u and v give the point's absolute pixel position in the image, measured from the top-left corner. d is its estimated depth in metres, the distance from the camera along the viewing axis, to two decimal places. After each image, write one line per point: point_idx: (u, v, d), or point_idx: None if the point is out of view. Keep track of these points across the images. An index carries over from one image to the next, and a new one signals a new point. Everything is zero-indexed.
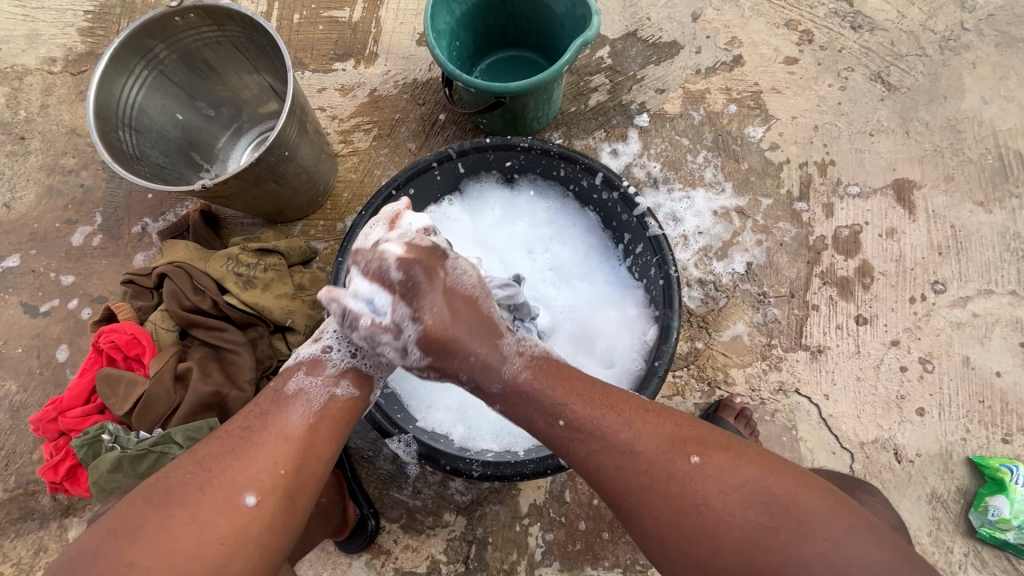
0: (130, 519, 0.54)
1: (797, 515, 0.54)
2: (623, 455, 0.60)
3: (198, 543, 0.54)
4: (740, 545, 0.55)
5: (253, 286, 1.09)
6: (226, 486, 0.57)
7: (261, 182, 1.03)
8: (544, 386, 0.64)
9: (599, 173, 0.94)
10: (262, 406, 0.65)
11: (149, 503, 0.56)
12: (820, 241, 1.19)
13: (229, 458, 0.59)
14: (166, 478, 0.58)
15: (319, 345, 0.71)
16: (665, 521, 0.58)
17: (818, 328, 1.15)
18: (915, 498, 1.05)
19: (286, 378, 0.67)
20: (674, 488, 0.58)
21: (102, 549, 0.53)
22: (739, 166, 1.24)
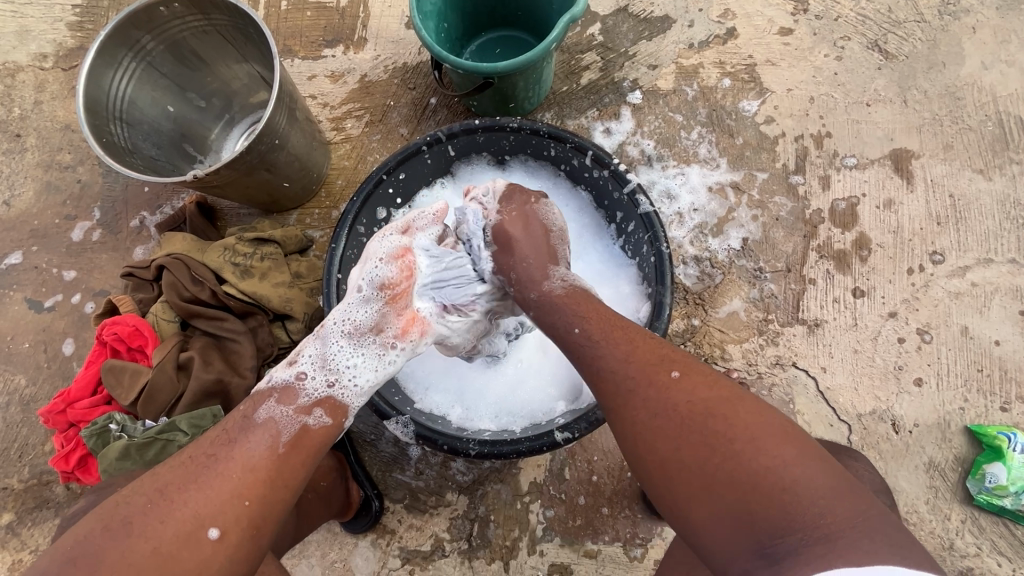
0: (91, 547, 0.55)
1: (763, 429, 0.57)
2: (617, 362, 0.66)
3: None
4: (707, 448, 0.57)
5: (250, 276, 1.10)
6: (185, 520, 0.56)
7: (253, 172, 1.03)
8: (568, 305, 0.74)
9: (589, 152, 0.93)
10: (228, 433, 0.63)
11: (110, 533, 0.55)
12: (816, 215, 1.19)
13: (187, 488, 0.58)
14: (127, 504, 0.57)
15: (294, 367, 0.70)
16: (642, 420, 0.62)
17: (815, 302, 1.14)
18: (912, 467, 1.06)
19: (257, 406, 0.65)
20: (653, 391, 0.62)
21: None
22: (734, 141, 1.23)
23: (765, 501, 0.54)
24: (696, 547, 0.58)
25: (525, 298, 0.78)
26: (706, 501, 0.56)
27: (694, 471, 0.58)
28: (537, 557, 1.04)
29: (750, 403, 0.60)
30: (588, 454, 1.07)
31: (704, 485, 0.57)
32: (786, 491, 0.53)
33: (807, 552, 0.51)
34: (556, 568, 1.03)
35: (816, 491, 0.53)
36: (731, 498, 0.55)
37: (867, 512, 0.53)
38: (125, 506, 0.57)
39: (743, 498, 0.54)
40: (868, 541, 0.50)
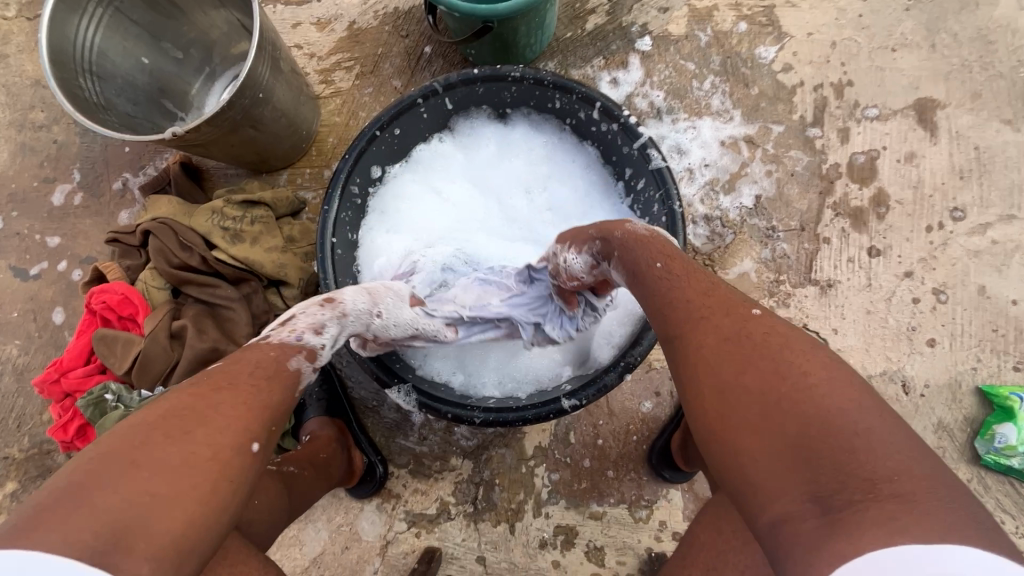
0: (138, 453, 0.47)
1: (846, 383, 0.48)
2: (693, 293, 0.59)
3: (189, 488, 0.47)
4: (771, 375, 0.49)
5: (240, 240, 1.05)
6: (219, 429, 0.51)
7: (236, 130, 0.96)
8: (657, 244, 0.66)
9: (598, 103, 0.87)
10: (261, 369, 0.58)
11: (159, 441, 0.48)
12: (834, 169, 1.13)
13: (215, 402, 0.52)
14: (162, 416, 0.50)
15: (311, 336, 0.65)
16: (708, 343, 0.54)
17: (828, 262, 1.10)
18: (922, 428, 1.04)
19: (286, 355, 0.61)
20: (723, 319, 0.55)
21: (104, 487, 0.45)
22: (749, 91, 1.16)
23: (825, 439, 0.44)
24: (732, 488, 0.48)
25: (608, 236, 0.69)
26: (761, 429, 0.47)
27: (753, 396, 0.49)
28: (543, 519, 1.04)
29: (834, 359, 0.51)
30: (594, 418, 1.05)
31: (761, 412, 0.48)
32: (860, 442, 0.43)
33: (866, 502, 0.41)
34: (561, 530, 1.03)
35: (887, 450, 0.43)
36: (789, 430, 0.46)
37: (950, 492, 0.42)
38: (135, 425, 0.49)
39: (802, 437, 0.45)
40: (946, 516, 0.39)
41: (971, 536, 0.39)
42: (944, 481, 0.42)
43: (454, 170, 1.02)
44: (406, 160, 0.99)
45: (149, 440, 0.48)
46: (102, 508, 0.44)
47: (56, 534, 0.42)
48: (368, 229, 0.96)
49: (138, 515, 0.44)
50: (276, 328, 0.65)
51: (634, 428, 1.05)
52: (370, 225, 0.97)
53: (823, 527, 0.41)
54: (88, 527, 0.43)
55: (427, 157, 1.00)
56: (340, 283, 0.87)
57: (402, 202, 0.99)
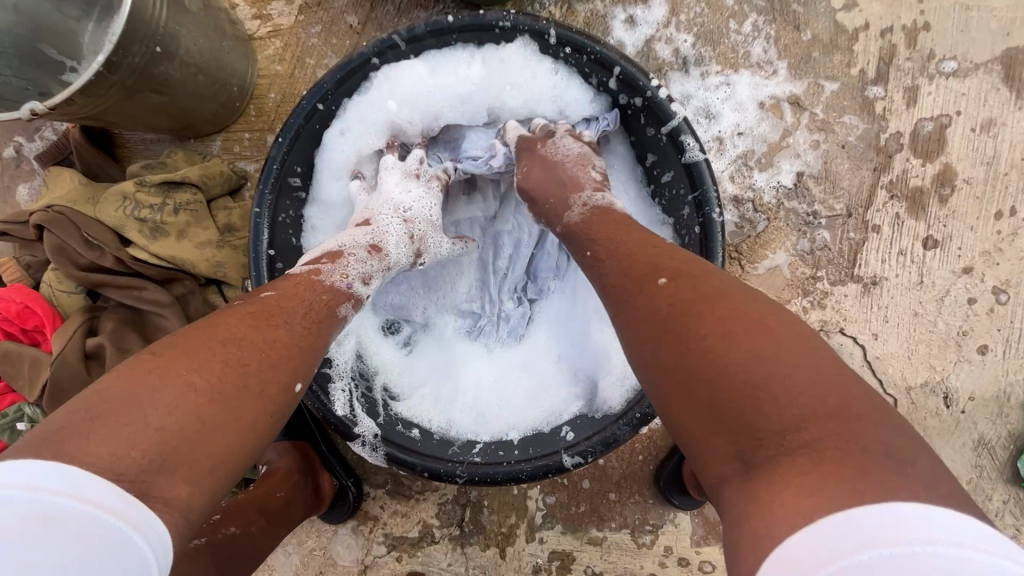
0: (189, 362, 0.45)
1: (766, 334, 0.43)
2: (617, 263, 0.54)
3: (232, 414, 0.45)
4: (691, 345, 0.45)
5: (163, 234, 0.84)
6: (265, 358, 0.49)
7: (132, 97, 0.73)
8: (602, 219, 0.60)
9: (616, 69, 0.66)
10: (314, 310, 0.56)
11: (216, 352, 0.47)
12: (894, 140, 0.93)
13: (262, 336, 0.50)
14: (214, 328, 0.49)
15: (360, 284, 0.62)
16: (630, 320, 0.51)
17: (875, 255, 0.93)
18: (960, 446, 0.93)
19: (337, 305, 0.58)
20: (644, 291, 0.51)
21: (151, 389, 0.43)
22: (799, 36, 0.92)
23: (748, 404, 0.41)
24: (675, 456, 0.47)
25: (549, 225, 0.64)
26: (688, 399, 0.44)
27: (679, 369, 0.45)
28: (536, 544, 0.94)
29: (762, 313, 0.46)
30: None
31: (687, 384, 0.44)
32: (777, 399, 0.40)
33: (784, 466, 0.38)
34: (556, 555, 0.93)
35: (823, 413, 0.39)
36: (712, 398, 0.42)
37: (876, 441, 0.38)
38: (183, 343, 0.47)
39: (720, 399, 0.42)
40: (868, 470, 0.36)
41: (897, 489, 0.34)
42: (870, 428, 0.38)
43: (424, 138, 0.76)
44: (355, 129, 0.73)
45: (195, 359, 0.45)
46: (150, 427, 0.42)
47: (93, 449, 0.39)
48: (313, 226, 0.74)
49: (185, 434, 0.43)
50: (327, 263, 0.61)
51: (640, 446, 0.93)
52: (314, 222, 0.74)
53: (746, 492, 0.39)
54: (137, 441, 0.41)
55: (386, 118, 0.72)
56: None
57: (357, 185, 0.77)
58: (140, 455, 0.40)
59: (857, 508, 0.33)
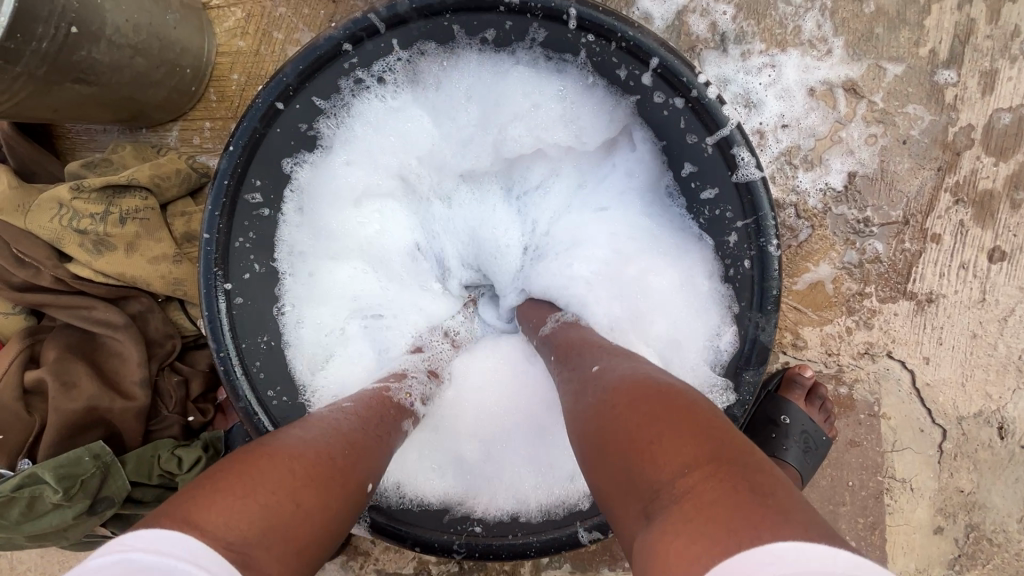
0: (286, 450, 0.41)
1: (648, 384, 0.42)
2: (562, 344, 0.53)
3: (322, 500, 0.39)
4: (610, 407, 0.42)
5: (109, 248, 0.72)
6: (348, 452, 0.44)
7: (54, 88, 0.61)
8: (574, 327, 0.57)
9: (655, 61, 0.52)
10: (384, 421, 0.51)
11: (313, 448, 0.42)
12: (963, 135, 0.79)
13: (346, 435, 0.46)
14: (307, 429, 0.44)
15: (421, 405, 0.58)
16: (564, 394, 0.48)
17: (933, 269, 0.81)
18: (1012, 481, 0.84)
19: (399, 419, 0.54)
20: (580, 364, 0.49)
21: (255, 469, 0.38)
22: (861, 9, 0.77)
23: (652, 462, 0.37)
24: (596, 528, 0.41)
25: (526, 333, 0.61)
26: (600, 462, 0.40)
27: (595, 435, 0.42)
28: None
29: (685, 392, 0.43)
30: None
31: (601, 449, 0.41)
32: (655, 450, 0.37)
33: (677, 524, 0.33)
34: None
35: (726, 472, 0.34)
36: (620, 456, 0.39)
37: (766, 484, 0.34)
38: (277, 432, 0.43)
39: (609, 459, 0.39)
40: (753, 511, 0.32)
41: (788, 533, 0.30)
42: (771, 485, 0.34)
43: (422, 149, 0.64)
44: (339, 136, 0.61)
45: (296, 439, 0.42)
46: (257, 504, 0.36)
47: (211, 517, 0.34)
48: (300, 251, 0.63)
49: (285, 525, 0.36)
50: (394, 382, 0.58)
51: None
52: (296, 243, 0.63)
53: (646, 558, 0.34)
54: (245, 516, 0.35)
55: (385, 139, 0.63)
56: (249, 352, 0.59)
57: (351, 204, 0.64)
58: (245, 531, 0.34)
59: (741, 555, 0.29)
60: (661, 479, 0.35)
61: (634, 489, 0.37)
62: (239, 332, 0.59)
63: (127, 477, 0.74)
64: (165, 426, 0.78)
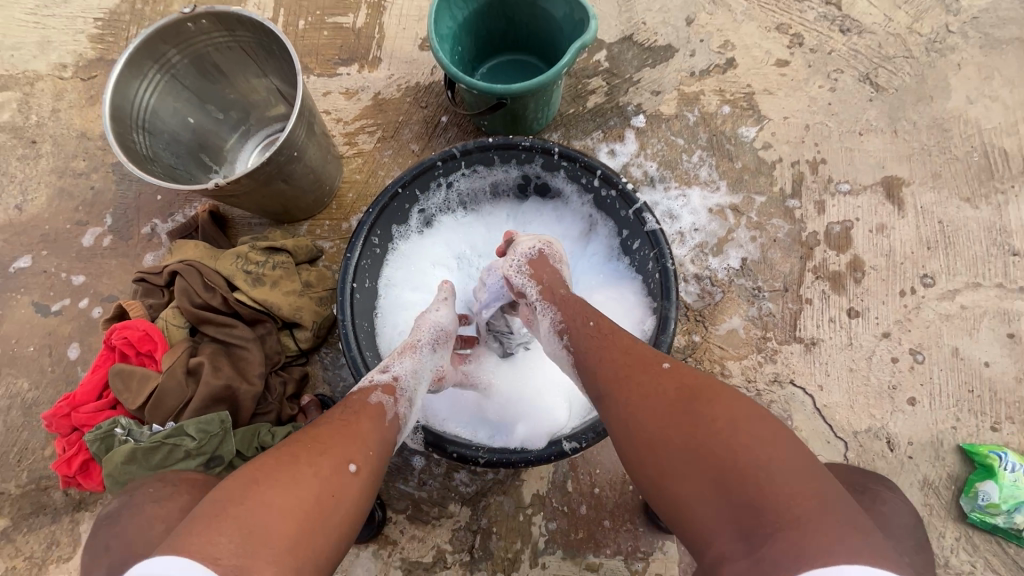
0: (258, 470, 0.59)
1: (733, 413, 0.59)
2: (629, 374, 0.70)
3: (293, 496, 0.57)
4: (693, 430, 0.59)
5: (261, 283, 1.12)
6: (319, 454, 0.63)
7: (270, 182, 1.07)
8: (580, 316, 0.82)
9: (599, 171, 0.98)
10: (348, 408, 0.74)
11: (281, 461, 0.61)
12: (812, 237, 1.23)
13: (322, 442, 0.65)
14: (283, 447, 0.64)
15: (383, 376, 0.83)
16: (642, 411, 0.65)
17: (811, 322, 1.18)
18: (908, 485, 1.08)
19: (368, 393, 0.78)
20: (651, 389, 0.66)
21: (238, 494, 0.56)
22: (733, 164, 1.28)
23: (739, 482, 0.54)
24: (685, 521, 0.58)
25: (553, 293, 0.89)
26: (689, 475, 0.57)
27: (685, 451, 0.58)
28: (539, 569, 1.04)
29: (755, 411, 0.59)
30: (590, 467, 1.08)
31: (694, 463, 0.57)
32: (743, 461, 0.54)
33: (778, 532, 0.49)
34: None
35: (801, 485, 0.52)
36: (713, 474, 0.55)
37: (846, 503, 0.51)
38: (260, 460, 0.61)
39: (701, 468, 0.56)
40: (838, 526, 0.48)
41: (872, 549, 0.47)
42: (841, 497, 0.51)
43: (476, 241, 1.15)
44: (431, 226, 1.11)
45: (281, 459, 0.61)
46: (236, 517, 0.54)
47: (203, 539, 0.52)
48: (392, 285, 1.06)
49: (285, 516, 0.55)
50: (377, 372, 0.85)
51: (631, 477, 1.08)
52: (391, 279, 1.06)
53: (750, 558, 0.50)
54: (233, 530, 0.53)
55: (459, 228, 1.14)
56: (357, 326, 0.94)
57: (432, 266, 1.12)
58: (235, 540, 0.52)
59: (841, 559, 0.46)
60: (769, 496, 0.52)
61: (742, 503, 0.53)
62: (354, 314, 0.94)
63: (235, 445, 1.01)
64: (266, 411, 1.08)
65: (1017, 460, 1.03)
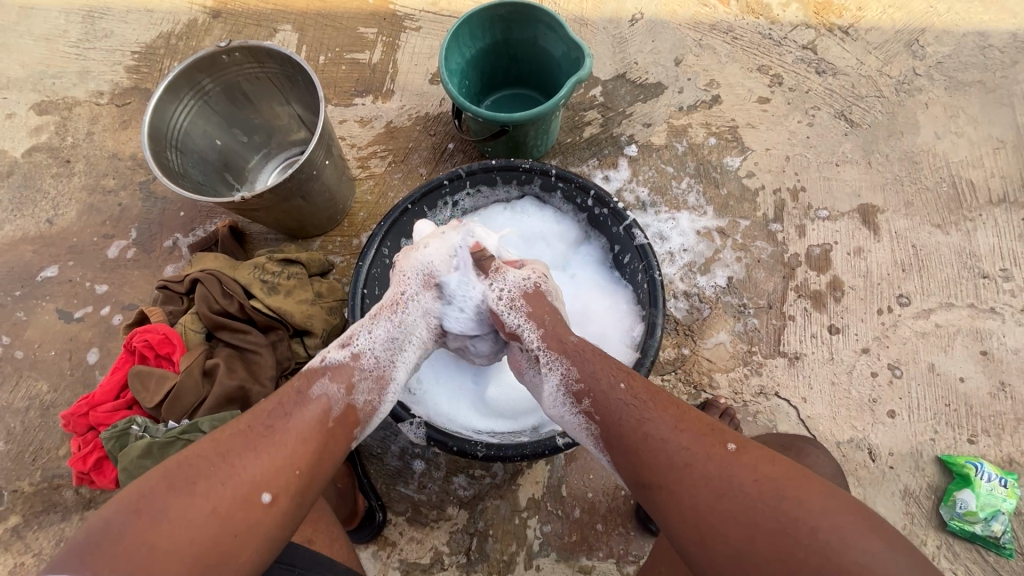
0: (156, 498, 0.62)
1: (790, 485, 0.63)
2: (676, 450, 0.69)
3: (180, 534, 0.61)
4: (766, 512, 0.62)
5: (276, 292, 1.19)
6: (225, 483, 0.65)
7: (289, 199, 1.16)
8: (608, 366, 0.81)
9: (592, 191, 1.06)
10: (284, 402, 0.75)
11: (182, 489, 0.64)
12: (794, 258, 1.31)
13: (233, 467, 0.67)
14: (192, 464, 0.66)
15: (339, 355, 0.83)
16: (705, 495, 0.65)
17: (795, 337, 1.24)
18: (890, 494, 1.13)
19: (311, 382, 0.78)
20: (711, 467, 0.67)
21: (131, 523, 0.61)
22: (719, 191, 1.38)
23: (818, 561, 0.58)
24: None
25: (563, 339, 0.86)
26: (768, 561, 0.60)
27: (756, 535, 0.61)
28: (533, 572, 1.08)
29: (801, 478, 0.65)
30: (584, 472, 1.12)
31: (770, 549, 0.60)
32: (849, 571, 0.56)
33: None
34: None
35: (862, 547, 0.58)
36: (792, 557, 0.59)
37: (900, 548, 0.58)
38: (168, 473, 0.65)
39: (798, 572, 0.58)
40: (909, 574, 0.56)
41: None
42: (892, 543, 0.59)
43: None
44: None
45: (184, 490, 0.64)
46: (120, 550, 0.59)
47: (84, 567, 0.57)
48: None
49: (169, 555, 0.60)
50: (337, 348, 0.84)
51: (622, 483, 1.12)
52: None
53: None
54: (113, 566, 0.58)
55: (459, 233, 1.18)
56: None
57: None
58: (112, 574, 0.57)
59: None
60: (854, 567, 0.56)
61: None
62: (365, 317, 1.01)
63: None
64: None
65: (993, 470, 1.08)
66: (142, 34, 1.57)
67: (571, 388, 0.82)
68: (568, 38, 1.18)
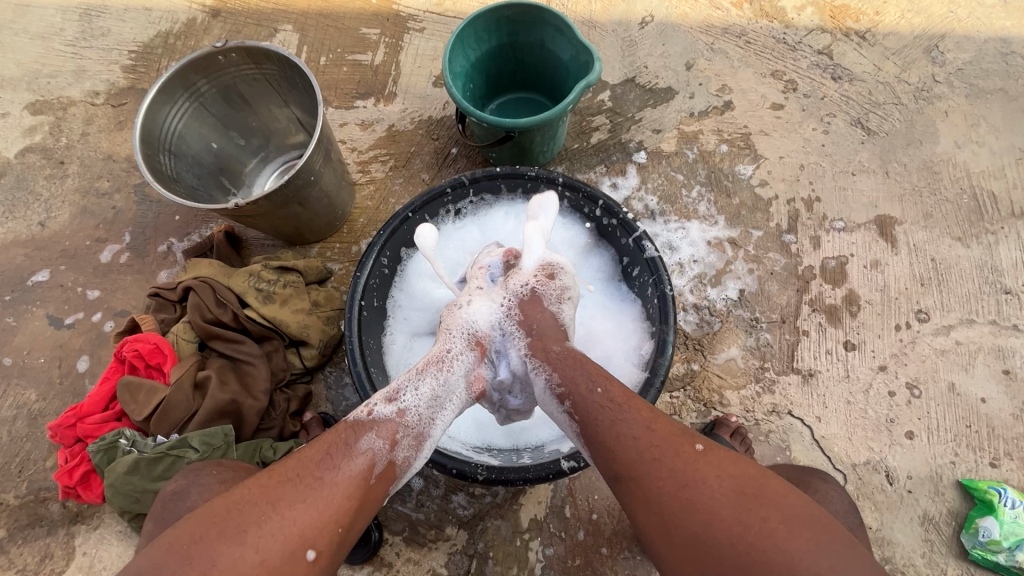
0: (202, 546, 0.58)
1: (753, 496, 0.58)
2: (642, 445, 0.65)
3: None
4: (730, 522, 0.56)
5: (271, 301, 1.15)
6: (276, 533, 0.60)
7: (286, 205, 1.12)
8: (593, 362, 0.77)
9: (600, 201, 1.02)
10: (332, 455, 0.68)
11: (229, 537, 0.58)
12: (808, 270, 1.27)
13: (282, 516, 0.61)
14: (240, 510, 0.61)
15: (385, 409, 0.75)
16: (666, 491, 0.60)
17: (808, 353, 1.20)
18: (908, 520, 1.08)
19: (358, 436, 0.70)
20: (675, 463, 0.62)
21: (175, 572, 0.56)
22: (730, 200, 1.33)
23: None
24: None
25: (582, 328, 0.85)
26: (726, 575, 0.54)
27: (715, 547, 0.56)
28: None
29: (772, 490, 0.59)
30: (588, 492, 1.08)
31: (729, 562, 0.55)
32: None
33: None
34: None
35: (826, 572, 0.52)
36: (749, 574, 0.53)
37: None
38: (216, 516, 0.60)
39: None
40: None
41: None
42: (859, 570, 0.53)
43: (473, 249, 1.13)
44: None
45: (231, 542, 0.58)
46: None
47: None
48: (398, 304, 1.08)
49: None
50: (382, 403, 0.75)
51: None
52: (398, 298, 1.08)
53: None
54: None
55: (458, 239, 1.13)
56: (363, 344, 0.96)
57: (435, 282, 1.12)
58: None
59: None
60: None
61: None
62: (361, 331, 0.97)
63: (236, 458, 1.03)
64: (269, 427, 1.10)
65: (1017, 497, 1.03)
66: (140, 33, 1.54)
67: (554, 389, 0.76)
68: (576, 41, 1.14)
